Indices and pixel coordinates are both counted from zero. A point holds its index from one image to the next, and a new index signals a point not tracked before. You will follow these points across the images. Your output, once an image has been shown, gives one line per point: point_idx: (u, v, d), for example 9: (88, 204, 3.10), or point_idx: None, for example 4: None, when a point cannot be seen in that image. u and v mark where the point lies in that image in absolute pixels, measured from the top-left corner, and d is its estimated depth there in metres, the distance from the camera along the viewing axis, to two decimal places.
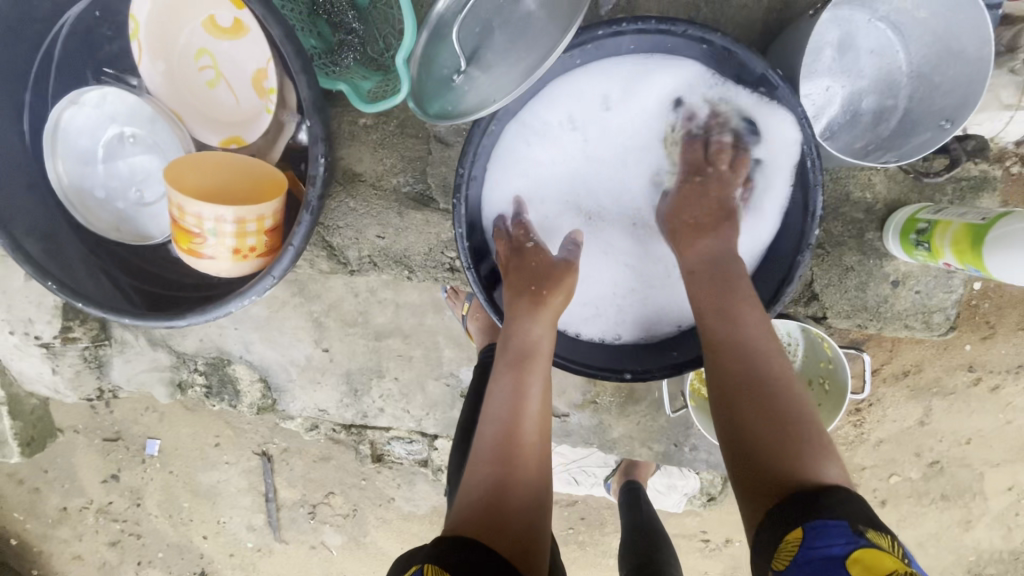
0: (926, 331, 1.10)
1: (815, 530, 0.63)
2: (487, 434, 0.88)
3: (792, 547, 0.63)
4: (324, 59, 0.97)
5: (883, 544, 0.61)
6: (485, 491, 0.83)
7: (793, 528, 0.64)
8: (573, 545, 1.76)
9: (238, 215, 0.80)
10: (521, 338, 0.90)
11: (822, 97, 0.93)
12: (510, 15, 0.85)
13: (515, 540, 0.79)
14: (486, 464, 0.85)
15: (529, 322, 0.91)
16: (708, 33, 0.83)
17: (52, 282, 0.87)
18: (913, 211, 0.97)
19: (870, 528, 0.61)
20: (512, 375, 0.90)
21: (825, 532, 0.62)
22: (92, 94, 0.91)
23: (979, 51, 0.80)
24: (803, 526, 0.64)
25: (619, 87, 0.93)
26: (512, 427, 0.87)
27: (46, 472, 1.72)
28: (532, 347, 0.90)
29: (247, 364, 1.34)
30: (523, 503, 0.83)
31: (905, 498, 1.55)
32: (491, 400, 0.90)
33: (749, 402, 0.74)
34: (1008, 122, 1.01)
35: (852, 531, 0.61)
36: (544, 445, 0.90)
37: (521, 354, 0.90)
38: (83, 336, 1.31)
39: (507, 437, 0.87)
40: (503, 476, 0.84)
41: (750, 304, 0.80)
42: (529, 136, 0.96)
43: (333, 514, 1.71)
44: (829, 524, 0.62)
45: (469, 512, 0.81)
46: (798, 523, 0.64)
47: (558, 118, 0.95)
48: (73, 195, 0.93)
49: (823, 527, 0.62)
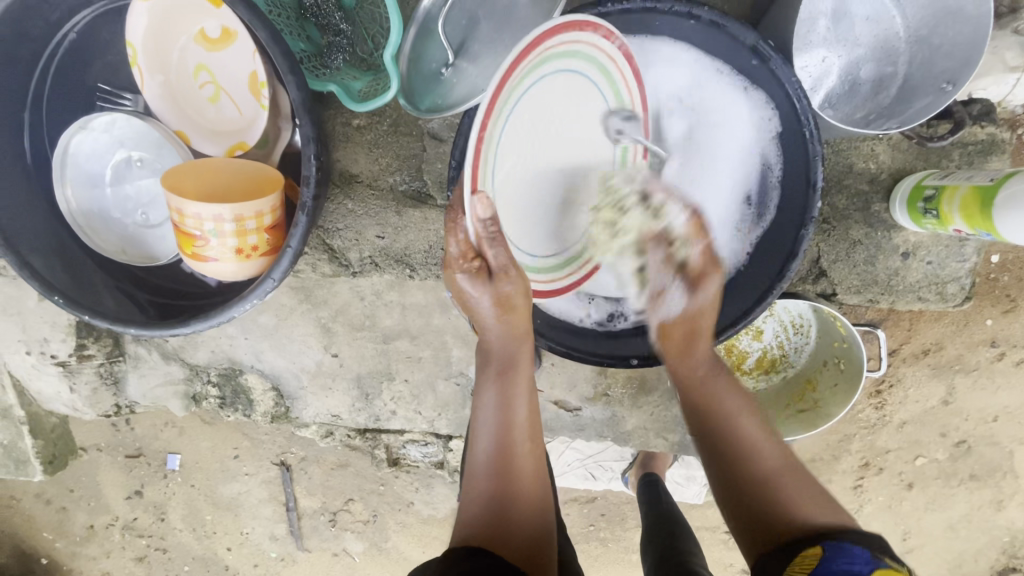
0: (940, 302, 1.07)
1: (835, 548, 0.70)
2: (480, 446, 0.90)
3: (810, 558, 0.71)
4: (313, 61, 0.97)
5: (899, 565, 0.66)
6: (486, 504, 0.86)
7: (813, 544, 0.72)
8: (595, 542, 1.75)
9: (237, 213, 0.81)
10: (501, 347, 0.91)
11: (818, 68, 0.91)
12: (495, 4, 0.86)
13: (524, 547, 0.82)
14: (485, 477, 0.88)
15: (509, 335, 0.90)
16: (695, 8, 0.83)
17: (59, 296, 0.88)
18: (918, 177, 0.95)
19: (891, 558, 0.67)
20: (497, 385, 0.91)
21: (846, 551, 0.68)
22: (101, 119, 0.92)
23: (976, 9, 0.78)
24: (823, 543, 0.71)
25: (581, 55, 0.72)
26: (505, 437, 0.89)
27: (72, 490, 1.74)
28: (517, 360, 0.91)
29: (258, 373, 1.35)
30: (529, 516, 0.87)
31: (933, 480, 1.51)
32: (481, 409, 0.92)
33: (758, 498, 0.80)
34: (1014, 84, 0.99)
35: (872, 554, 0.68)
36: (537, 452, 0.93)
37: (505, 365, 0.91)
38: (98, 352, 1.33)
39: (501, 449, 0.89)
40: (503, 488, 0.87)
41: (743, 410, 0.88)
42: (485, 111, 0.63)
43: (353, 521, 1.71)
44: (849, 546, 0.69)
45: (475, 522, 0.84)
46: (817, 542, 0.72)
47: (512, 90, 0.65)
48: (81, 219, 0.94)
49: (842, 546, 0.70)
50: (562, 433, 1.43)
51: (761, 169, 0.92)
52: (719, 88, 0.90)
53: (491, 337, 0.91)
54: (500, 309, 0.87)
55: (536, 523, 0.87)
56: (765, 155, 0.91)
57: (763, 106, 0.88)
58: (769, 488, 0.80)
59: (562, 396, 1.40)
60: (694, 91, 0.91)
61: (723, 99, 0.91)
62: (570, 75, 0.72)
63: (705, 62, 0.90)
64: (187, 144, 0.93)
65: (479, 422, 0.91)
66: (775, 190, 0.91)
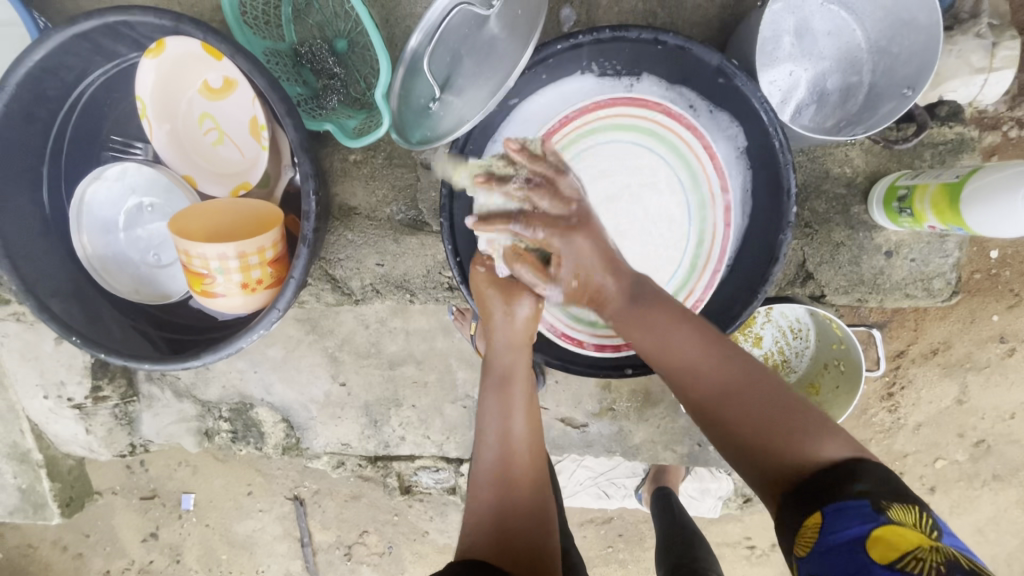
0: (928, 298, 1.08)
1: (834, 513, 0.61)
2: (483, 462, 0.91)
3: (812, 532, 0.62)
4: (310, 103, 1.03)
5: (907, 518, 0.59)
6: (489, 518, 0.87)
7: (812, 513, 0.63)
8: (615, 563, 1.73)
9: (241, 250, 0.85)
10: (502, 358, 0.92)
11: (787, 82, 0.95)
12: (476, 41, 0.91)
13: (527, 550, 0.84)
14: (485, 489, 0.89)
15: (514, 347, 0.92)
16: (661, 35, 0.87)
17: (76, 337, 0.92)
18: (892, 179, 0.98)
19: (893, 504, 0.60)
20: (495, 399, 0.92)
21: (845, 514, 0.60)
22: (114, 169, 0.98)
23: (929, 18, 0.84)
24: (821, 510, 0.62)
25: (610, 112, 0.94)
26: (505, 450, 0.90)
27: (88, 536, 1.77)
28: (518, 371, 0.92)
29: (269, 406, 1.38)
30: (529, 527, 0.87)
31: (956, 483, 1.50)
32: (482, 423, 0.93)
33: (732, 410, 0.73)
34: (982, 86, 1.03)
35: (873, 509, 0.60)
36: (539, 461, 0.94)
37: (503, 375, 0.92)
38: (112, 393, 1.37)
39: (502, 463, 0.90)
40: (503, 501, 0.88)
41: (679, 330, 0.79)
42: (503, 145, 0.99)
43: (369, 553, 1.71)
44: (849, 504, 0.61)
45: (480, 541, 0.84)
46: (816, 509, 0.63)
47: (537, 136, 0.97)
48: (97, 262, 1.00)
49: (841, 508, 0.61)
50: (571, 451, 1.43)
51: (738, 188, 0.96)
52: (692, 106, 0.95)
53: (495, 349, 0.93)
54: (508, 317, 0.91)
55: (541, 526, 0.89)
56: (738, 176, 0.95)
57: (729, 122, 0.93)
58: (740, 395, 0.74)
59: (569, 413, 1.41)
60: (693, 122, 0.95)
61: (708, 118, 0.95)
62: (616, 141, 0.96)
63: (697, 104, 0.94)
64: (195, 187, 0.99)
65: (480, 437, 0.92)
66: (752, 207, 0.95)
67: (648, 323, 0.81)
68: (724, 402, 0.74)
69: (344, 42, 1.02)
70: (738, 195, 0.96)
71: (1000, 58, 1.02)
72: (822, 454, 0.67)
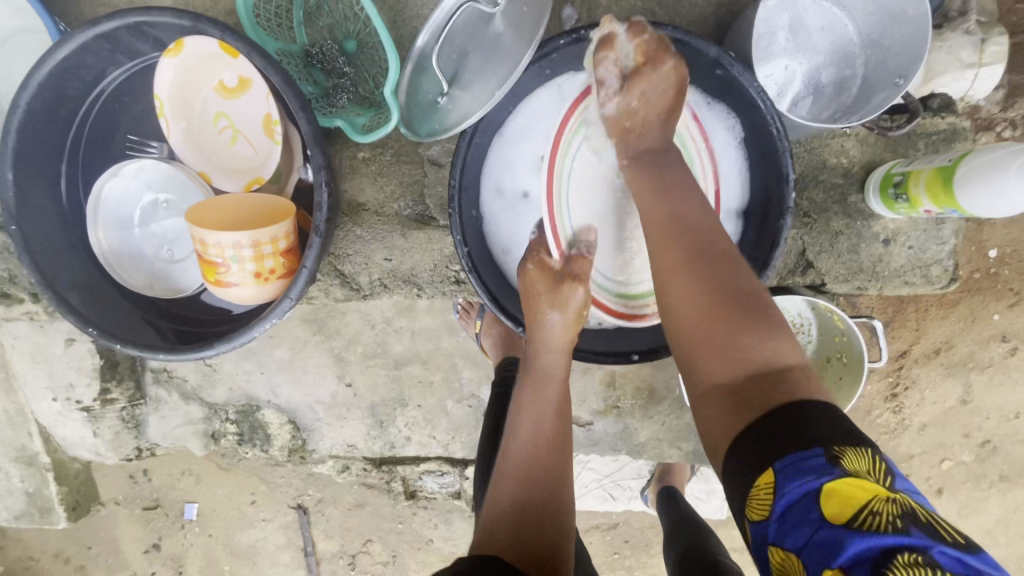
0: (928, 285, 1.10)
1: (785, 473, 0.58)
2: (510, 451, 0.95)
3: (766, 494, 0.59)
4: (322, 101, 1.07)
5: (861, 468, 0.56)
6: (508, 508, 0.89)
7: (763, 473, 0.60)
8: (620, 570, 1.73)
9: (254, 239, 0.88)
10: (546, 359, 0.97)
11: (782, 75, 0.98)
12: (482, 37, 0.94)
13: (542, 550, 0.84)
14: (513, 485, 0.91)
15: (554, 349, 0.97)
16: (659, 28, 0.90)
17: (93, 328, 0.94)
18: (886, 168, 1.01)
19: (847, 453, 0.56)
20: (530, 397, 0.97)
21: (797, 472, 0.57)
22: (131, 166, 1.01)
23: (917, 10, 0.87)
24: (773, 469, 0.59)
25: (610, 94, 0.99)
26: (535, 446, 0.94)
27: (90, 547, 1.77)
28: (555, 375, 0.97)
29: (275, 408, 1.39)
30: (546, 524, 0.88)
31: (963, 484, 1.50)
32: (516, 418, 0.97)
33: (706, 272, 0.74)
34: (973, 80, 1.07)
35: (826, 461, 0.56)
36: (565, 461, 0.96)
37: (543, 375, 0.98)
38: (120, 396, 1.38)
39: (530, 457, 0.93)
40: (524, 497, 0.90)
41: (687, 189, 0.81)
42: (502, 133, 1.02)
43: (373, 562, 1.71)
44: (801, 460, 0.57)
45: (498, 527, 0.87)
46: (767, 467, 0.60)
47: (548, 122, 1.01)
48: (112, 257, 1.02)
49: (794, 465, 0.57)
50: (577, 450, 1.44)
51: (737, 166, 0.99)
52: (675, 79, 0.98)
53: (539, 349, 0.97)
54: (558, 319, 0.95)
55: (564, 518, 0.90)
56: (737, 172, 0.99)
57: (725, 114, 0.98)
58: (717, 266, 0.74)
59: (574, 411, 1.42)
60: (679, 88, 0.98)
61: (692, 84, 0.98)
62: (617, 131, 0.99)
63: (698, 98, 0.98)
64: (209, 183, 1.01)
65: (512, 432, 0.97)
66: (752, 199, 0.98)
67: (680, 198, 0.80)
68: (708, 261, 0.74)
69: (354, 42, 1.06)
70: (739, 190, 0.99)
71: (989, 53, 1.05)
72: (777, 353, 0.69)
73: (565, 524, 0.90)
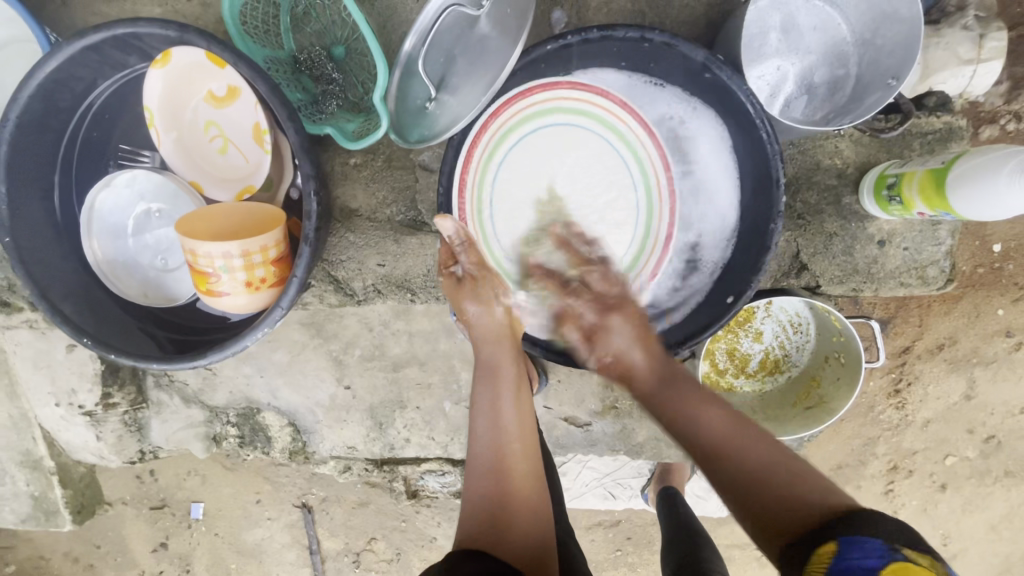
0: (923, 287, 1.09)
1: (848, 543, 0.63)
2: (478, 452, 0.93)
3: (825, 558, 0.63)
4: (310, 108, 1.07)
5: (923, 563, 0.60)
6: (483, 505, 0.88)
7: (826, 541, 0.64)
8: (623, 567, 1.73)
9: (245, 248, 0.88)
10: (487, 349, 0.99)
11: (775, 76, 0.97)
12: (469, 40, 0.94)
13: (519, 550, 0.83)
14: (483, 480, 0.90)
15: (495, 337, 0.99)
16: (647, 32, 0.89)
17: (87, 338, 0.95)
18: (880, 168, 1.00)
19: (909, 548, 0.61)
20: (486, 387, 0.97)
21: (860, 545, 0.62)
22: (124, 176, 1.01)
23: (910, 11, 0.86)
24: (836, 539, 0.64)
25: (572, 112, 0.95)
26: (497, 439, 0.93)
27: (99, 546, 1.79)
28: (503, 361, 0.98)
29: (275, 411, 1.39)
30: (526, 528, 0.86)
31: (967, 480, 1.49)
32: (476, 417, 0.96)
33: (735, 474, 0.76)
34: (972, 76, 1.05)
35: (888, 547, 0.61)
36: (533, 454, 0.95)
37: (489, 366, 0.98)
38: (123, 400, 1.39)
39: (497, 453, 0.92)
40: (499, 492, 0.89)
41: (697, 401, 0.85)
42: (473, 142, 0.94)
43: (377, 560, 1.73)
44: (866, 539, 0.62)
45: (473, 525, 0.86)
46: (830, 537, 0.64)
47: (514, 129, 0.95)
48: (106, 266, 1.03)
49: (855, 541, 0.62)
50: (575, 450, 1.43)
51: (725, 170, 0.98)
52: (663, 92, 0.98)
53: (479, 341, 1.00)
54: (484, 309, 0.99)
55: (538, 511, 0.90)
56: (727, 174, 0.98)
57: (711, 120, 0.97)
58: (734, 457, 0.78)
59: (572, 412, 1.41)
60: (660, 98, 0.98)
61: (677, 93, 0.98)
62: (560, 128, 0.96)
63: (683, 105, 0.98)
64: (200, 192, 1.02)
65: (473, 430, 0.96)
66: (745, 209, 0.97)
67: (666, 398, 0.88)
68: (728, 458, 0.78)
69: (342, 48, 1.06)
70: (723, 198, 0.99)
71: (988, 49, 1.03)
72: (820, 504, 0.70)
73: (540, 519, 0.90)
